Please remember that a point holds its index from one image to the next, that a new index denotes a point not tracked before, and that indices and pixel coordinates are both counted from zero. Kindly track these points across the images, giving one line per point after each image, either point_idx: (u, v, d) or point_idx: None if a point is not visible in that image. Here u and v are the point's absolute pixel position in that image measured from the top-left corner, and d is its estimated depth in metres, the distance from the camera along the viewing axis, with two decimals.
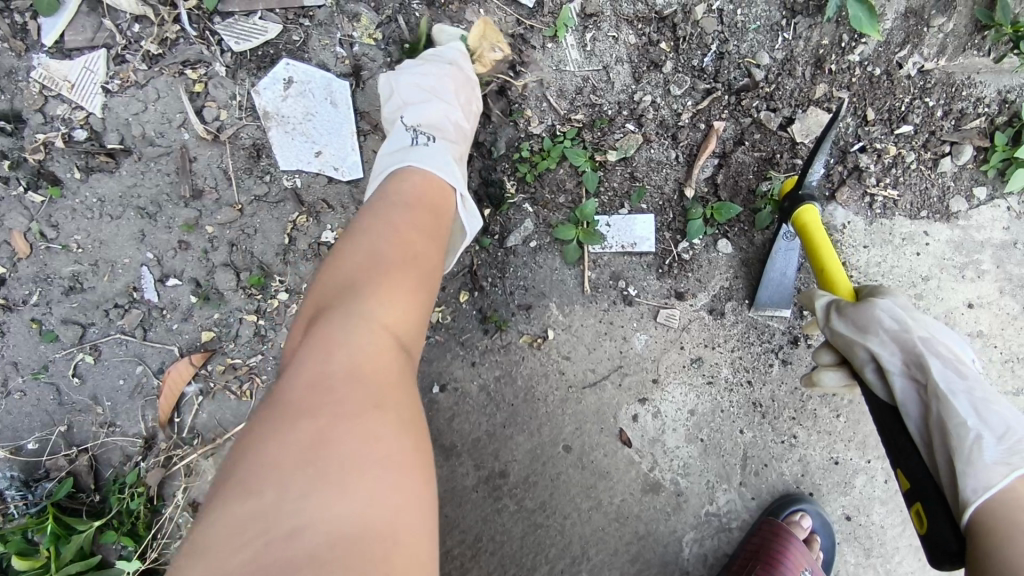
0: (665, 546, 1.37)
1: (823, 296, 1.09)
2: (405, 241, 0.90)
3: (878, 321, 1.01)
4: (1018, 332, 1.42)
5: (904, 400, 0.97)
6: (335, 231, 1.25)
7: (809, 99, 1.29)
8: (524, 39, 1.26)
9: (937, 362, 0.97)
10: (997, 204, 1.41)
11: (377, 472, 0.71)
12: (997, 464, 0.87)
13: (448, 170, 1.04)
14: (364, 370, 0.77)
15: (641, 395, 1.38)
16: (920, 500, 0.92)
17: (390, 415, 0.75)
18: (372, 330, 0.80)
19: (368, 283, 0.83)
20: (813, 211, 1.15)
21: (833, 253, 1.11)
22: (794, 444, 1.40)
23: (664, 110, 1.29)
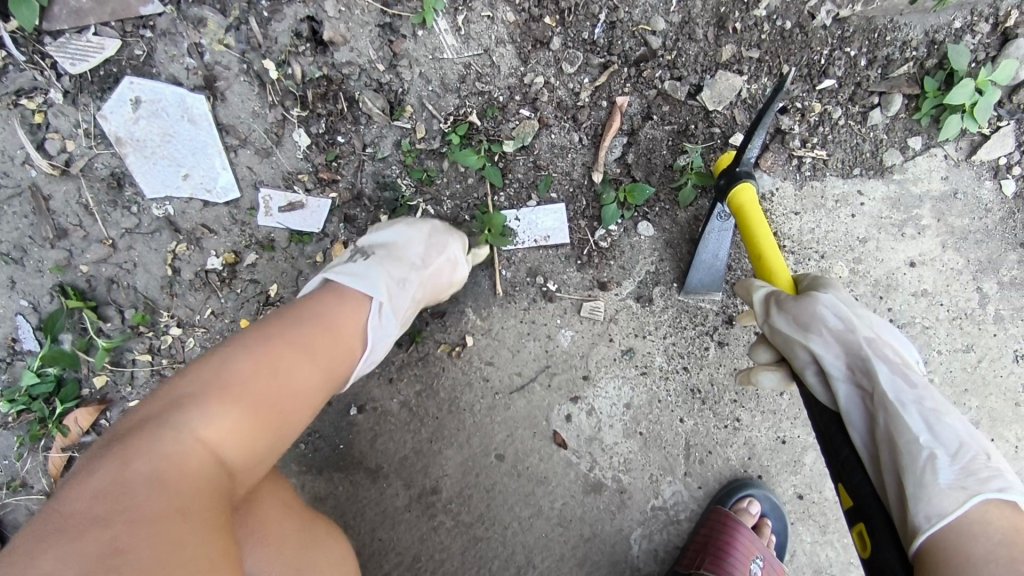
0: (612, 546, 1.31)
1: (761, 287, 1.02)
2: (276, 347, 0.83)
3: (822, 319, 0.93)
4: (964, 287, 1.35)
5: (848, 409, 0.90)
6: (220, 257, 1.18)
7: (716, 62, 1.20)
8: (393, 28, 1.14)
9: (884, 368, 0.89)
10: (934, 153, 1.32)
11: (141, 555, 0.61)
12: (951, 488, 0.78)
13: (363, 281, 0.99)
14: (180, 494, 0.66)
15: (572, 393, 1.30)
16: (864, 521, 0.85)
17: (143, 513, 0.63)
18: (196, 446, 0.71)
19: (206, 388, 0.76)
20: (751, 193, 1.10)
21: (769, 236, 1.05)
22: (738, 428, 1.33)
23: (559, 90, 1.20)
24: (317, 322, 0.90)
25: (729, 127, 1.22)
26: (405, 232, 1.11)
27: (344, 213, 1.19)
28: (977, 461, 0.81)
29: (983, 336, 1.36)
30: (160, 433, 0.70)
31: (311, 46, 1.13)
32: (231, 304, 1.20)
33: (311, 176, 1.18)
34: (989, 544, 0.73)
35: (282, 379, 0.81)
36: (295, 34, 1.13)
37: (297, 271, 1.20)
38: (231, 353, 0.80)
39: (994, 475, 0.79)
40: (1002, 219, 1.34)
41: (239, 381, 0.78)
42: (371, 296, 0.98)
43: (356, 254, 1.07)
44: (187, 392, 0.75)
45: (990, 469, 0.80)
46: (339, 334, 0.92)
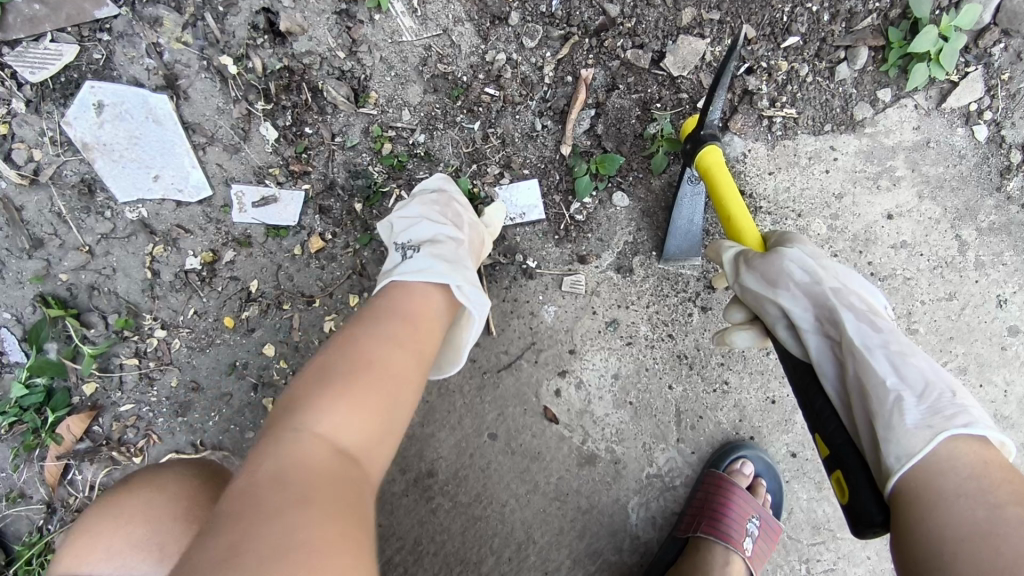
0: (611, 516, 1.32)
1: (730, 248, 1.05)
2: (363, 345, 0.86)
3: (788, 274, 0.96)
4: (943, 235, 1.35)
5: (819, 359, 0.92)
6: (198, 256, 1.19)
7: (677, 27, 1.20)
8: (350, 14, 1.15)
9: (850, 316, 0.91)
10: (904, 104, 1.32)
11: (291, 525, 0.61)
12: (918, 427, 0.79)
13: (434, 275, 0.98)
14: (299, 476, 0.68)
15: (560, 368, 1.31)
16: (840, 470, 0.86)
17: (291, 486, 0.66)
18: (312, 438, 0.73)
19: (314, 392, 0.78)
20: (718, 153, 1.11)
21: (735, 193, 1.06)
22: (728, 390, 1.34)
23: (523, 66, 1.20)
24: (407, 317, 0.92)
25: (697, 92, 1.22)
26: (433, 220, 1.09)
27: (319, 204, 1.20)
28: (944, 399, 0.82)
29: (966, 283, 1.36)
30: (281, 434, 0.73)
31: (269, 38, 1.14)
32: (214, 302, 1.21)
33: (282, 170, 1.18)
34: (957, 477, 0.74)
35: (382, 375, 0.83)
36: (251, 27, 1.13)
37: (276, 265, 1.21)
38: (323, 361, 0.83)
39: (958, 411, 0.80)
40: (977, 165, 1.34)
41: (341, 377, 0.80)
42: (446, 282, 0.98)
43: (407, 250, 1.04)
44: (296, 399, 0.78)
45: (955, 405, 0.81)
46: (426, 322, 0.94)
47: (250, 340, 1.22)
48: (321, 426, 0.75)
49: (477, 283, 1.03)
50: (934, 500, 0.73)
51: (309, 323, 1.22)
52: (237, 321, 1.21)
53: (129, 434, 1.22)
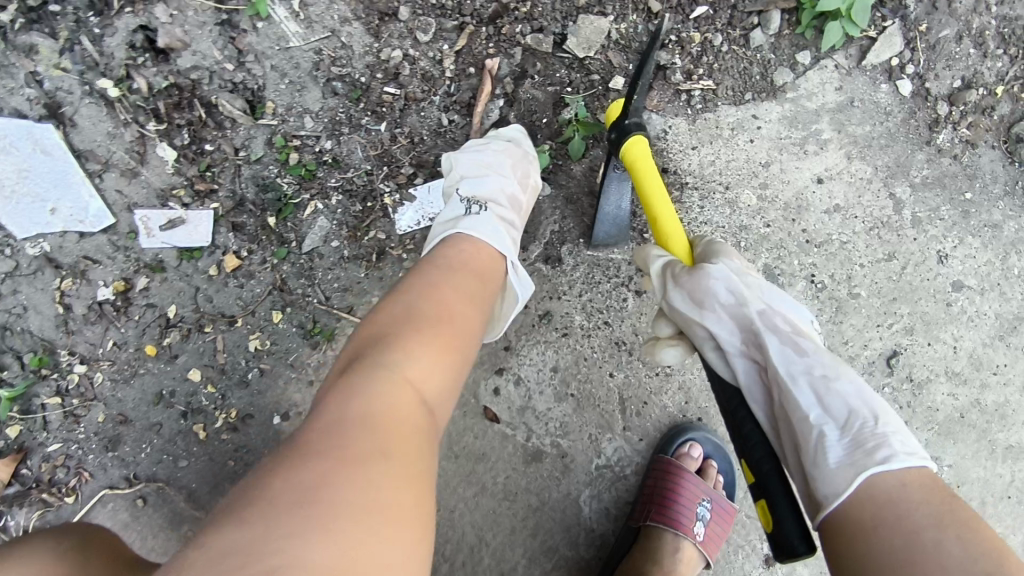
0: (563, 511, 1.29)
1: (657, 256, 1.02)
2: (445, 299, 0.85)
3: (714, 295, 0.94)
4: (877, 195, 1.33)
5: (748, 385, 0.91)
6: (110, 286, 1.17)
7: (575, 7, 1.18)
8: (232, 24, 1.13)
9: (775, 340, 0.90)
10: (824, 65, 1.30)
11: (367, 479, 0.63)
12: (842, 466, 0.77)
13: (498, 240, 1.01)
14: (385, 419, 0.69)
15: (496, 366, 1.29)
16: (764, 498, 0.84)
17: (365, 433, 0.67)
18: (398, 381, 0.73)
19: (399, 334, 0.78)
20: (644, 145, 1.04)
21: (660, 191, 1.02)
22: (670, 372, 1.31)
23: (421, 61, 1.17)
24: (472, 277, 0.92)
25: (607, 71, 1.20)
26: (503, 169, 1.10)
27: (231, 222, 1.17)
28: (871, 428, 0.80)
29: (904, 242, 1.33)
30: (377, 367, 0.74)
31: (151, 56, 1.12)
32: (132, 332, 1.18)
33: (187, 190, 1.15)
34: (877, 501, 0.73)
35: (455, 331, 0.83)
36: (130, 46, 1.11)
37: (194, 289, 1.18)
38: (409, 302, 0.83)
39: (879, 444, 0.77)
40: (905, 120, 1.31)
41: (425, 325, 0.80)
42: (507, 255, 1.01)
43: (472, 202, 1.05)
44: (383, 337, 0.78)
45: (876, 436, 0.78)
46: (485, 276, 0.95)
47: (175, 366, 1.19)
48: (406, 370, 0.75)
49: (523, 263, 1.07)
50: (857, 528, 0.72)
51: (233, 344, 1.19)
52: (160, 349, 1.19)
53: (59, 474, 1.18)
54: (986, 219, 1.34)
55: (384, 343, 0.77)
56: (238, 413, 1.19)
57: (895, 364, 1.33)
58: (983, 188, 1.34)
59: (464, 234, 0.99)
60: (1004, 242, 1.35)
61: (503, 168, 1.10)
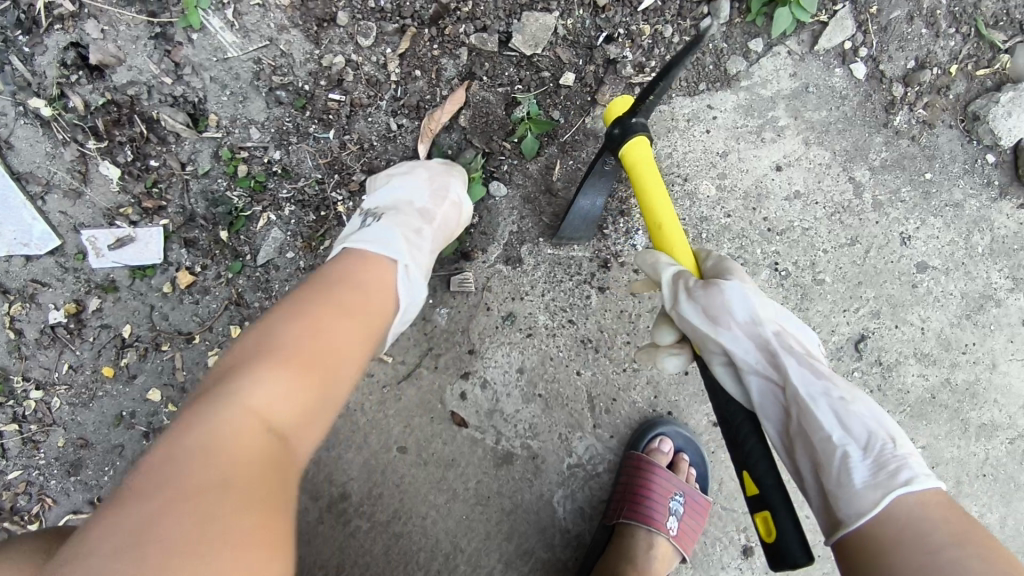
0: (536, 513, 1.28)
1: (667, 265, 0.98)
2: (319, 317, 0.83)
3: (730, 313, 0.93)
4: (836, 180, 1.32)
5: (761, 405, 0.92)
6: (61, 309, 1.15)
7: (518, 4, 1.17)
8: (167, 37, 1.11)
9: (792, 362, 0.90)
10: (777, 52, 1.29)
11: (192, 519, 0.63)
12: (866, 488, 0.79)
13: (384, 244, 0.97)
14: (224, 453, 0.68)
15: (462, 370, 1.27)
16: (767, 509, 0.86)
17: (201, 469, 0.66)
18: (246, 411, 0.71)
19: (255, 359, 0.76)
20: (645, 146, 1.01)
21: (662, 193, 0.98)
22: (638, 367, 1.30)
23: (364, 66, 1.15)
24: (354, 289, 0.89)
25: (557, 66, 1.20)
26: (412, 186, 1.09)
27: (183, 237, 1.15)
28: (889, 450, 0.83)
29: (866, 226, 1.33)
30: (222, 396, 0.72)
31: (85, 74, 1.10)
32: (88, 354, 1.16)
33: (134, 208, 1.14)
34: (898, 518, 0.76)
35: (322, 349, 0.80)
36: (61, 64, 1.09)
37: (149, 307, 1.16)
38: (274, 322, 0.81)
39: (901, 465, 0.81)
40: (861, 103, 1.30)
41: (290, 350, 0.78)
42: (394, 258, 0.96)
43: (368, 216, 1.05)
44: (242, 360, 0.77)
45: (897, 458, 0.82)
46: (370, 286, 0.91)
47: (134, 387, 1.17)
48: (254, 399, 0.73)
49: (423, 273, 1.00)
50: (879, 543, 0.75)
51: (192, 361, 1.17)
52: (117, 370, 1.17)
53: (21, 501, 1.17)
54: (947, 199, 1.34)
55: (235, 370, 0.75)
56: None
57: (864, 348, 1.33)
58: (942, 168, 1.33)
59: (351, 243, 0.98)
60: (967, 221, 1.35)
61: (417, 185, 1.10)
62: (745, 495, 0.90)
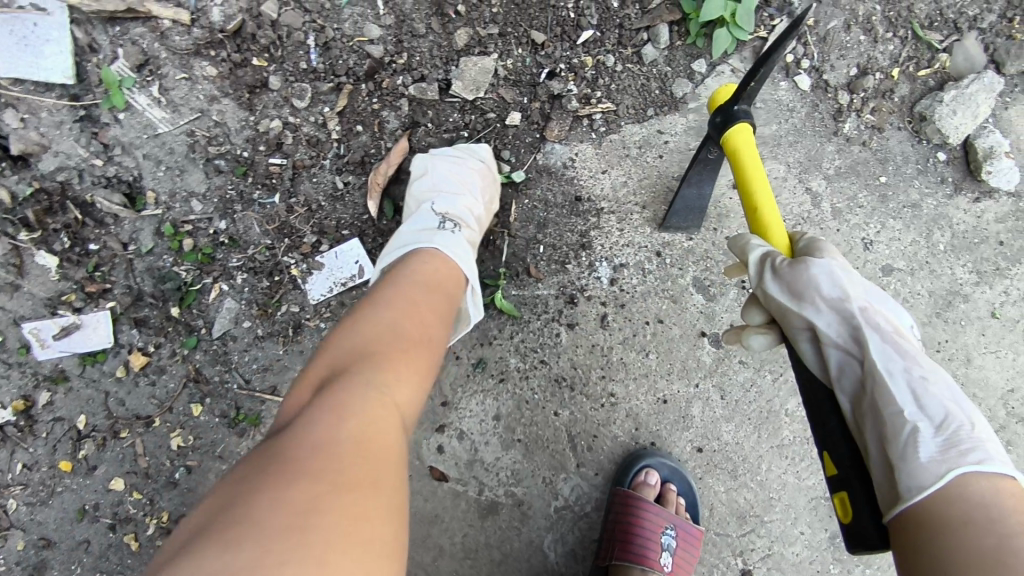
0: (529, 562, 1.24)
1: (757, 245, 0.88)
2: (417, 320, 0.86)
3: (816, 286, 0.80)
4: (794, 192, 1.31)
5: (840, 382, 0.77)
6: (9, 406, 1.10)
7: (454, 51, 1.16)
8: (93, 118, 1.07)
9: (877, 337, 0.77)
10: (721, 70, 1.27)
11: (363, 483, 0.66)
12: (933, 464, 0.66)
13: (466, 261, 1.01)
14: (375, 433, 0.71)
15: (436, 423, 1.24)
16: (845, 491, 0.73)
17: (370, 437, 0.70)
18: (381, 398, 0.74)
19: (381, 349, 0.79)
20: (747, 134, 0.95)
21: (760, 175, 0.90)
22: (617, 402, 1.26)
23: (303, 127, 1.13)
24: (441, 292, 0.93)
25: (501, 108, 1.19)
26: (474, 190, 1.10)
27: (132, 318, 1.11)
28: (968, 434, 0.68)
29: (828, 235, 1.32)
30: (369, 376, 0.75)
31: (10, 164, 1.06)
32: (42, 450, 1.11)
33: (77, 294, 1.09)
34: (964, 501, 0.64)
35: (424, 353, 0.84)
36: None
37: (102, 395, 1.11)
38: (378, 317, 0.84)
39: (975, 447, 0.67)
40: (808, 115, 1.31)
41: (388, 352, 0.79)
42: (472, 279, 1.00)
43: (445, 220, 1.04)
44: (358, 353, 0.79)
45: (974, 440, 0.68)
46: (452, 290, 0.95)
47: (94, 479, 1.11)
48: (387, 389, 0.76)
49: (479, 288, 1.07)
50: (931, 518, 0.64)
51: (153, 446, 1.12)
52: (75, 463, 1.11)
53: None
54: (904, 200, 1.34)
55: (358, 358, 0.78)
56: (171, 516, 1.11)
57: None
58: (896, 170, 1.34)
59: (437, 249, 0.99)
60: (926, 219, 1.35)
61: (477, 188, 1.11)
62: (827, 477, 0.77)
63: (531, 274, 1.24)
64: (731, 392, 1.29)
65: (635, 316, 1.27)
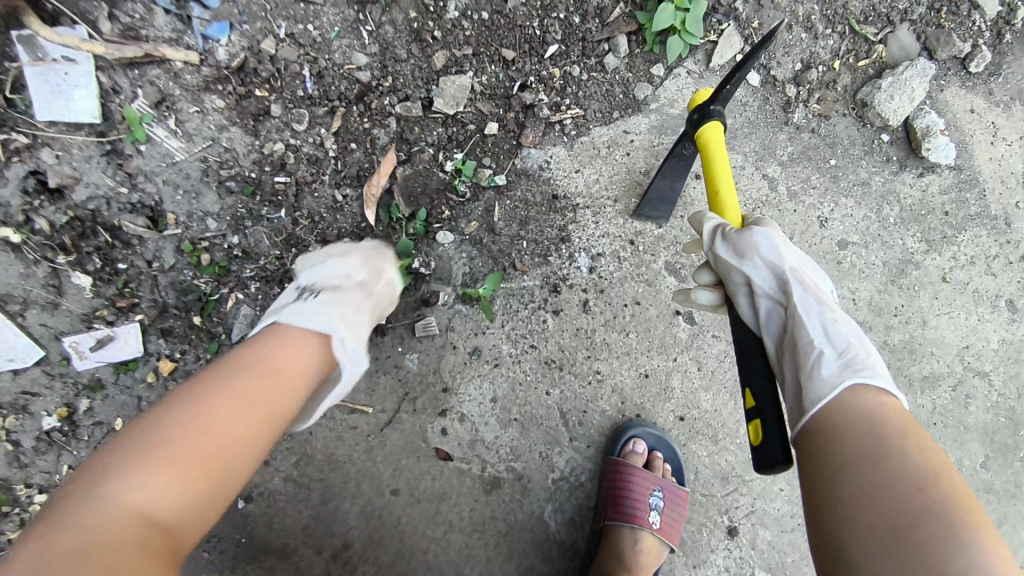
0: (530, 530, 1.35)
1: (711, 217, 1.01)
2: (222, 401, 0.79)
3: (754, 245, 0.94)
4: (752, 178, 1.44)
5: (768, 324, 0.91)
6: (53, 414, 1.21)
7: (434, 71, 1.29)
8: (118, 152, 1.20)
9: (799, 287, 0.90)
10: (677, 73, 1.40)
11: None
12: (831, 379, 0.79)
13: (324, 319, 0.95)
14: (112, 552, 0.65)
15: (439, 408, 1.34)
16: (759, 420, 0.83)
17: (111, 558, 0.65)
18: (119, 511, 0.68)
19: (153, 446, 0.73)
20: (719, 131, 1.08)
21: (725, 169, 1.04)
22: (603, 378, 1.38)
23: (303, 148, 1.25)
24: (270, 362, 0.86)
25: (479, 119, 1.32)
26: (347, 265, 1.10)
27: (159, 328, 1.23)
28: (865, 361, 0.81)
29: (786, 216, 1.44)
30: (115, 487, 0.70)
31: (46, 197, 1.18)
32: (85, 452, 1.22)
33: (109, 309, 1.22)
34: (862, 435, 0.72)
35: (217, 440, 0.76)
36: (23, 192, 1.17)
37: (136, 399, 1.24)
38: (164, 407, 0.77)
39: (866, 368, 0.80)
40: (760, 108, 1.43)
41: (181, 439, 0.74)
42: (331, 333, 0.93)
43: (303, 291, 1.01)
44: (112, 461, 0.73)
45: (867, 364, 0.81)
46: (290, 353, 0.89)
47: None
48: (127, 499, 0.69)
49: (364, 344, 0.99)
50: (827, 436, 0.75)
51: None
52: None
53: None
54: (854, 179, 1.47)
55: (113, 466, 0.71)
56: None
57: None
58: (845, 152, 1.46)
59: (287, 316, 0.94)
60: (875, 195, 1.47)
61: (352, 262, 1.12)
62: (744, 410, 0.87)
63: (517, 267, 1.35)
64: (707, 363, 1.41)
65: (614, 300, 1.39)
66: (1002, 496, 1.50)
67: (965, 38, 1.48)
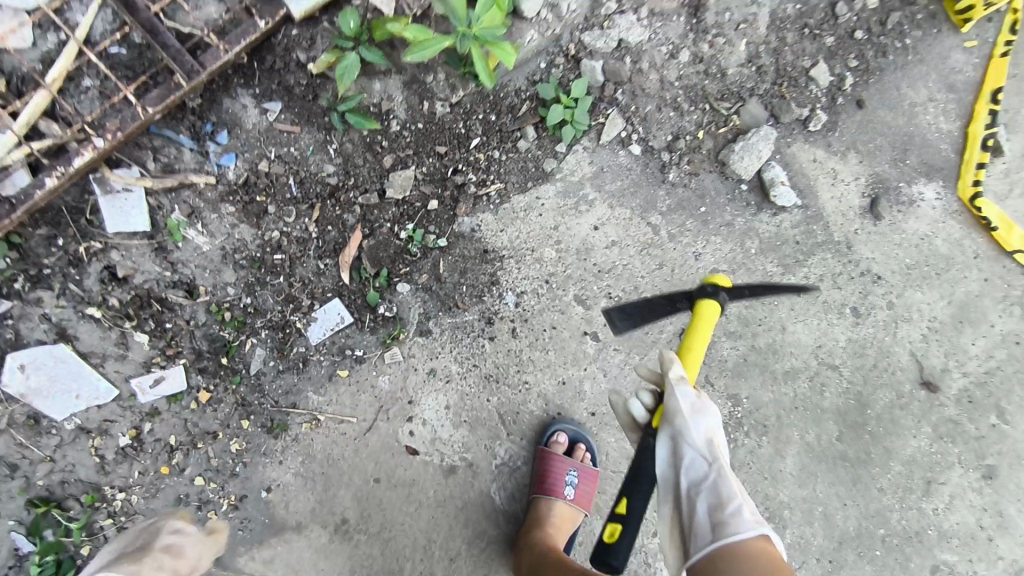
0: (480, 503, 1.81)
1: (679, 370, 1.33)
2: None
3: (706, 418, 1.30)
4: (639, 226, 1.86)
5: (690, 468, 1.28)
6: (126, 434, 1.68)
7: (385, 169, 1.73)
8: (163, 247, 1.66)
9: (719, 453, 1.31)
10: (576, 149, 1.83)
11: None
12: (749, 525, 1.17)
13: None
14: None
15: (406, 416, 1.79)
16: (621, 524, 1.27)
17: None
18: None
19: None
20: (714, 312, 1.33)
21: (698, 349, 1.33)
22: (530, 386, 1.82)
23: (293, 232, 1.71)
24: None
25: (422, 197, 1.76)
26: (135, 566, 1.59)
27: (196, 368, 1.69)
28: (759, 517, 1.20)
29: (668, 253, 1.87)
30: None
31: (115, 284, 1.64)
32: (150, 461, 1.70)
33: (161, 356, 1.68)
34: (748, 569, 1.10)
35: None
36: (100, 281, 1.64)
37: (184, 421, 1.70)
38: None
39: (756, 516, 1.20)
40: (643, 171, 1.86)
41: None
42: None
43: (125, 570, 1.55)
44: None
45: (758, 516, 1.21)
46: None
47: (185, 475, 1.71)
48: None
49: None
50: (729, 561, 1.13)
51: (220, 450, 1.71)
52: (171, 467, 1.70)
53: None
54: (721, 220, 1.89)
55: None
56: (236, 495, 1.73)
57: (685, 338, 1.87)
58: (712, 201, 1.88)
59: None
60: (739, 232, 1.89)
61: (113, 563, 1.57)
62: (614, 511, 1.29)
63: (459, 306, 1.79)
64: (610, 369, 1.84)
65: (536, 326, 1.82)
66: (853, 461, 1.94)
67: (803, 105, 1.89)
